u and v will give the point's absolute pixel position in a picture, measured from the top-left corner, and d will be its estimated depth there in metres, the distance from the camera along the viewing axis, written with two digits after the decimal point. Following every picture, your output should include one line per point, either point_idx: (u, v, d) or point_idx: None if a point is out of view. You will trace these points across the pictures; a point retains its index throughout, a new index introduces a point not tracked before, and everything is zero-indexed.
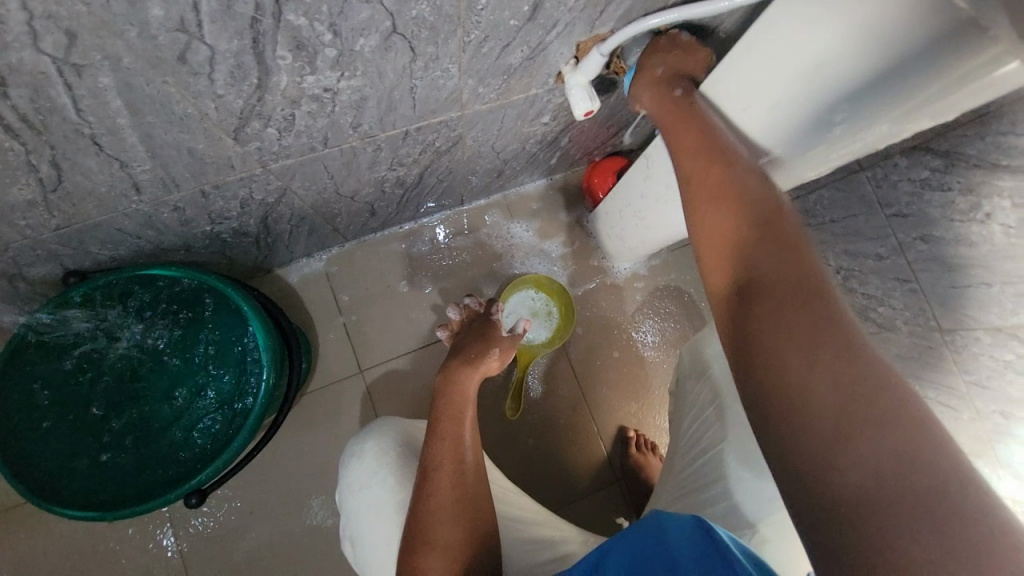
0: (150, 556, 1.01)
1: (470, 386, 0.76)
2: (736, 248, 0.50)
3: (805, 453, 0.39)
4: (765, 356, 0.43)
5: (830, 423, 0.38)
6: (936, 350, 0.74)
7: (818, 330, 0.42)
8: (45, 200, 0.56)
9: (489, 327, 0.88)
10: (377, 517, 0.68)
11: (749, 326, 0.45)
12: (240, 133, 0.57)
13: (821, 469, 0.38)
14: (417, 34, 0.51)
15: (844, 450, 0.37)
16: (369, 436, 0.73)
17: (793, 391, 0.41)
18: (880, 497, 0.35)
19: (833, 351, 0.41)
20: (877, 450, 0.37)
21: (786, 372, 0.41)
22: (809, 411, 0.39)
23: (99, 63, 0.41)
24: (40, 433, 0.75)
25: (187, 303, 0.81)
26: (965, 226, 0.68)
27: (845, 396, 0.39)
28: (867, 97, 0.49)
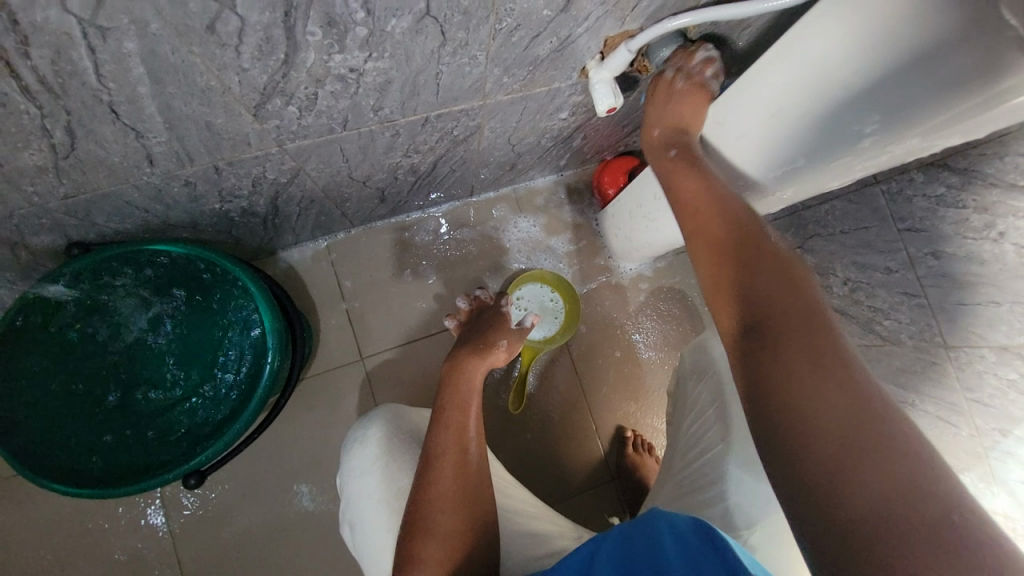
0: (140, 535, 1.00)
1: (477, 375, 0.75)
2: (740, 285, 0.51)
3: (814, 478, 0.39)
4: (772, 399, 0.43)
5: (835, 454, 0.39)
6: (941, 365, 0.75)
7: (821, 362, 0.43)
8: (55, 167, 0.54)
9: (498, 319, 0.88)
10: (375, 503, 0.67)
11: (753, 368, 0.46)
12: (261, 110, 0.55)
13: (834, 497, 0.38)
14: (450, 18, 0.50)
15: (856, 472, 0.37)
16: (371, 421, 0.71)
17: (798, 422, 0.41)
18: (892, 523, 0.35)
19: (834, 379, 0.42)
20: (883, 477, 0.37)
21: (789, 407, 0.42)
22: (812, 440, 0.40)
23: (124, 28, 0.39)
24: (37, 406, 0.73)
25: (193, 282, 0.79)
26: (977, 244, 0.68)
27: (853, 416, 0.40)
28: (901, 111, 0.49)
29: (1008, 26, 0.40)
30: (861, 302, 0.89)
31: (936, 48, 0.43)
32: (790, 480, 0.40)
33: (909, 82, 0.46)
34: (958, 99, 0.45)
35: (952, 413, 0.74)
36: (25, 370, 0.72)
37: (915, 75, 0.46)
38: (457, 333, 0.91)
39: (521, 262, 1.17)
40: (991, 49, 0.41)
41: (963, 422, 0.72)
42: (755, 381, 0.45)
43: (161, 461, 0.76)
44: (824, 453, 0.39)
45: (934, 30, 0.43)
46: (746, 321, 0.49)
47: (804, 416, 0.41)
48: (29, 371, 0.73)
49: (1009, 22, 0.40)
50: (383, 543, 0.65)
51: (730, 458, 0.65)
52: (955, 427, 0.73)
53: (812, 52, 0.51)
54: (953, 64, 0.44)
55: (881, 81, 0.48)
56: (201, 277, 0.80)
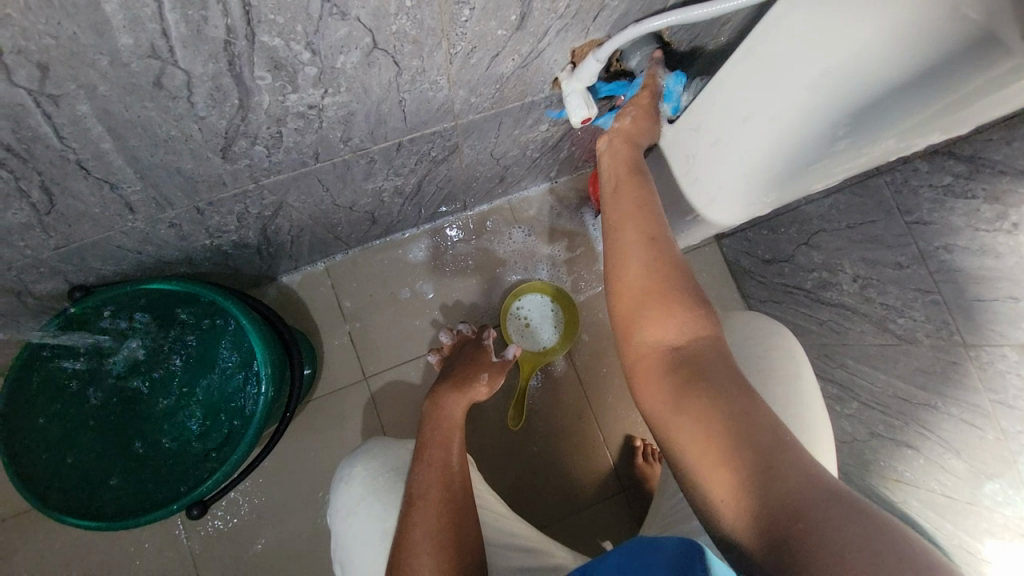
0: (162, 559, 1.04)
1: (458, 412, 0.74)
2: (667, 305, 0.56)
3: (744, 469, 0.45)
4: (697, 414, 0.49)
5: (757, 451, 0.45)
6: (960, 365, 0.69)
7: (728, 376, 0.51)
8: (40, 222, 0.57)
9: (480, 352, 0.87)
10: (363, 543, 0.68)
11: (678, 388, 0.52)
12: (228, 152, 0.56)
13: (764, 488, 0.43)
14: (400, 48, 0.50)
15: (772, 466, 0.44)
16: (358, 460, 0.74)
17: (722, 427, 0.47)
18: (811, 499, 0.41)
19: (739, 389, 0.50)
20: (797, 465, 0.44)
21: (715, 414, 0.48)
22: (739, 437, 0.46)
23: (74, 93, 0.41)
24: (49, 445, 0.77)
25: (191, 317, 0.82)
26: (990, 236, 0.63)
27: (752, 418, 0.47)
28: (872, 112, 0.47)
29: (970, 22, 0.38)
30: (873, 300, 0.83)
31: (895, 43, 0.42)
32: (726, 482, 0.45)
33: (874, 79, 0.45)
34: (928, 96, 0.44)
35: (976, 416, 0.68)
36: (38, 410, 0.76)
37: (878, 73, 0.44)
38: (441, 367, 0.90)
39: (519, 273, 1.16)
40: (956, 44, 0.39)
41: (988, 425, 0.66)
42: (679, 407, 0.51)
43: (169, 493, 0.79)
44: (746, 452, 0.45)
45: (889, 26, 0.42)
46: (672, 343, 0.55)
47: (726, 424, 0.47)
48: (42, 412, 0.77)
49: (968, 16, 0.38)
50: None
51: None
52: (979, 431, 0.68)
53: (787, 44, 0.49)
54: (916, 61, 0.42)
55: (845, 79, 0.46)
56: (197, 312, 0.82)
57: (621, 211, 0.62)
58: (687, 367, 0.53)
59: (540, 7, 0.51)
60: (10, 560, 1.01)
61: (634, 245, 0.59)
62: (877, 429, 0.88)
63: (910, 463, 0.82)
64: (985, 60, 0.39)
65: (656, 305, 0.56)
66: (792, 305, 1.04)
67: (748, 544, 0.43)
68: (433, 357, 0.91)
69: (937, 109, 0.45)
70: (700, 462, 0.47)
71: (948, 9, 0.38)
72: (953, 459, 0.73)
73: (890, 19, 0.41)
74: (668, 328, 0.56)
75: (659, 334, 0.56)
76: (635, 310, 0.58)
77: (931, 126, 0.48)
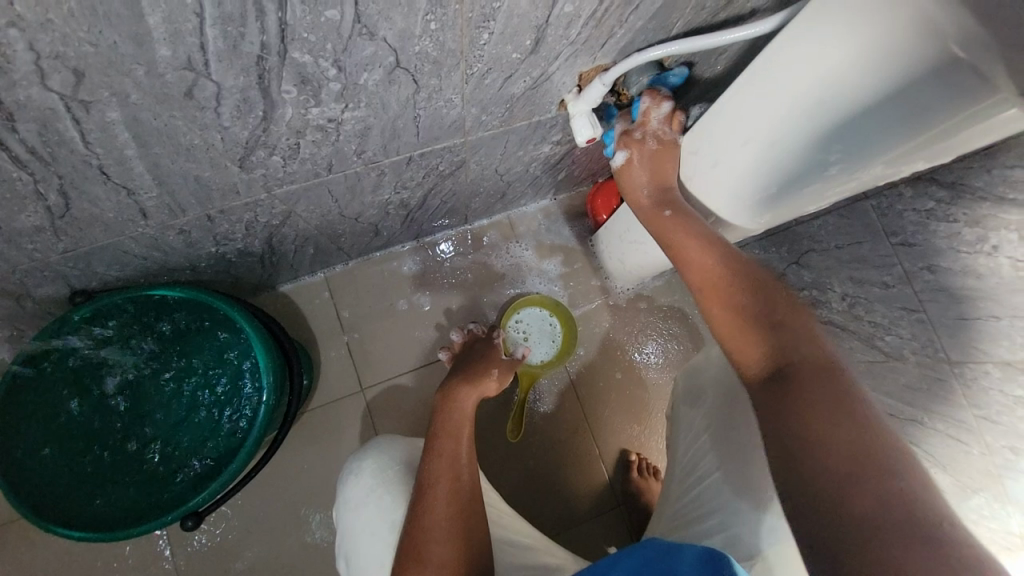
0: (146, 574, 1.00)
1: (469, 403, 0.78)
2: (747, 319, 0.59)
3: (824, 483, 0.44)
4: (775, 426, 0.50)
5: (842, 469, 0.44)
6: (946, 382, 0.71)
7: (820, 392, 0.50)
8: (52, 225, 0.57)
9: (491, 350, 0.93)
10: (370, 536, 0.68)
11: (763, 398, 0.53)
12: (245, 161, 0.57)
13: (841, 509, 0.42)
14: (421, 68, 0.52)
15: (866, 489, 0.42)
16: (369, 452, 0.74)
17: (810, 440, 0.47)
18: (892, 517, 0.40)
19: (843, 405, 0.48)
20: (896, 484, 0.42)
21: (797, 430, 0.48)
22: (822, 454, 0.46)
23: (106, 100, 0.42)
24: (45, 459, 0.75)
25: (193, 324, 0.82)
26: (971, 258, 0.67)
27: (857, 444, 0.45)
28: (863, 139, 0.51)
29: (957, 58, 0.41)
30: (861, 318, 0.86)
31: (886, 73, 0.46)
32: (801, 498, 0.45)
33: (870, 105, 0.48)
34: (915, 128, 0.48)
35: (961, 431, 0.70)
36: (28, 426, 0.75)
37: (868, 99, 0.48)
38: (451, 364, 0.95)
39: (517, 287, 1.17)
40: (945, 76, 0.43)
41: (974, 440, 0.69)
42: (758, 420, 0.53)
43: (163, 502, 0.77)
44: (826, 471, 0.45)
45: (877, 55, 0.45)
46: (761, 364, 0.56)
47: (825, 447, 0.46)
48: (33, 427, 0.75)
49: (956, 53, 0.41)
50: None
51: (726, 486, 0.65)
52: (965, 446, 0.70)
53: (779, 78, 0.52)
54: (908, 89, 0.45)
55: (835, 107, 0.50)
56: (198, 319, 0.82)
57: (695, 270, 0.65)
58: (772, 383, 0.53)
59: (554, 33, 0.54)
60: None
61: (715, 297, 0.63)
62: None
63: None
64: (970, 94, 0.43)
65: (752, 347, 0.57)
66: None
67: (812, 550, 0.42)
68: (446, 354, 0.97)
69: (923, 141, 0.49)
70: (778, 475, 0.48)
71: (939, 46, 0.42)
72: (940, 472, 0.75)
73: (885, 50, 0.45)
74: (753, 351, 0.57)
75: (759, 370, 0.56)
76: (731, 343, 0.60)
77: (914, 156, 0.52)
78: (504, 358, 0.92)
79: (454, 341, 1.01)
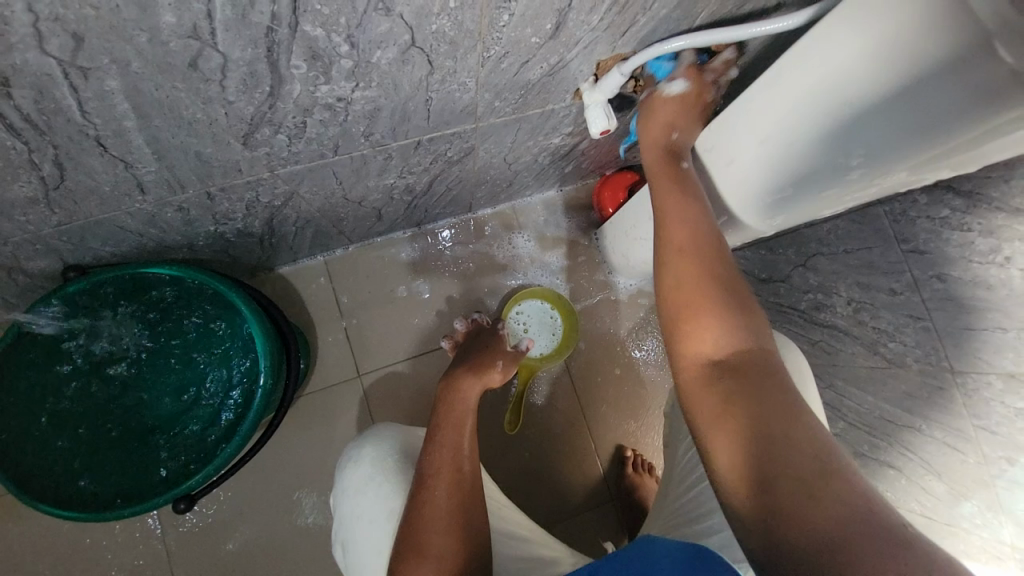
0: (136, 552, 1.00)
1: (473, 394, 0.77)
2: (706, 295, 0.58)
3: (779, 488, 0.44)
4: (732, 429, 0.49)
5: (799, 483, 0.43)
6: (947, 391, 0.71)
7: (777, 398, 0.50)
8: (46, 197, 0.55)
9: (496, 341, 0.92)
10: (368, 523, 0.67)
11: (715, 387, 0.53)
12: (249, 139, 0.55)
13: (795, 518, 0.42)
14: (436, 48, 0.50)
15: (814, 496, 0.42)
16: (369, 440, 0.73)
17: (762, 439, 0.47)
18: (848, 531, 0.40)
19: (792, 407, 0.49)
20: (844, 495, 0.42)
21: (757, 436, 0.47)
22: (779, 464, 0.45)
23: (106, 67, 0.39)
24: (45, 439, 0.74)
25: (190, 305, 0.80)
26: (983, 269, 0.66)
27: (814, 453, 0.45)
28: (890, 143, 0.49)
29: (1004, 64, 0.38)
30: (865, 323, 0.86)
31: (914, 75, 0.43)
32: (756, 502, 0.45)
33: (900, 108, 0.46)
34: (946, 134, 0.45)
35: (959, 440, 0.70)
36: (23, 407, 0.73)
37: (897, 103, 0.46)
38: (454, 354, 0.93)
39: (519, 278, 1.16)
40: (984, 83, 0.40)
41: (970, 449, 0.69)
42: (711, 418, 0.52)
43: (157, 483, 0.76)
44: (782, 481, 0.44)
45: (908, 57, 0.43)
46: (719, 357, 0.55)
47: (776, 450, 0.46)
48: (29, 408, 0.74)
49: (1003, 59, 0.38)
50: (375, 564, 0.65)
51: None
52: (962, 455, 0.70)
53: (805, 79, 0.51)
54: (941, 94, 0.43)
55: (862, 110, 0.48)
56: (195, 300, 0.80)
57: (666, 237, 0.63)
58: (726, 372, 0.53)
59: (576, 18, 0.52)
60: None
61: (677, 266, 0.61)
62: (861, 449, 0.88)
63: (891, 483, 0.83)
64: (1004, 100, 0.40)
65: (709, 328, 0.56)
66: (785, 324, 1.07)
67: (767, 554, 0.43)
68: (449, 342, 0.96)
69: (953, 144, 0.47)
70: (731, 475, 0.48)
71: (981, 51, 0.39)
72: (934, 479, 0.75)
73: (919, 50, 0.42)
74: (714, 338, 0.56)
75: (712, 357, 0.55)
76: (685, 320, 0.58)
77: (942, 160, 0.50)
78: (508, 349, 0.91)
79: (456, 330, 0.99)
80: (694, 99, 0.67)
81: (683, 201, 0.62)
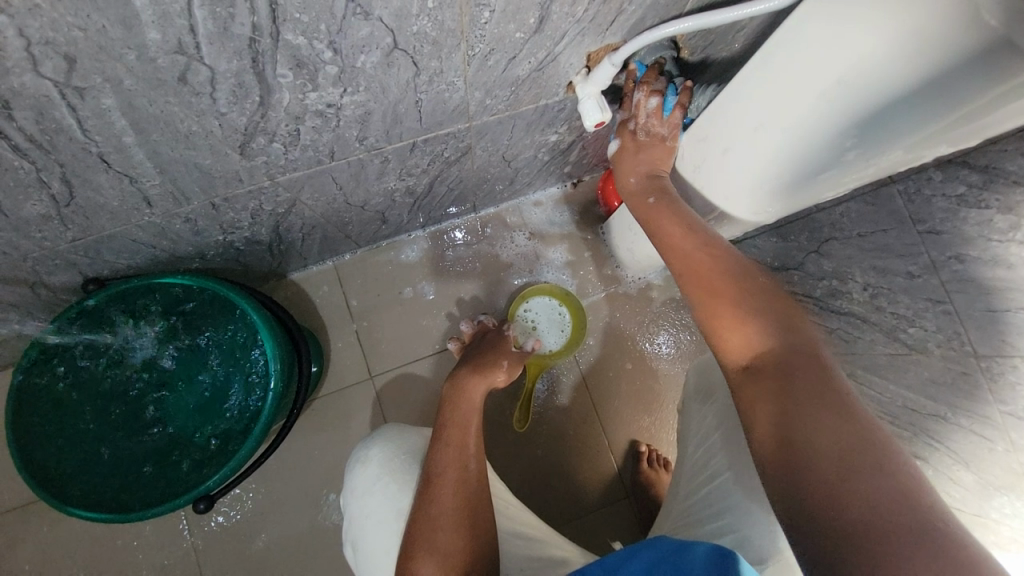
0: (165, 554, 1.04)
1: (477, 392, 0.77)
2: (725, 302, 0.58)
3: (819, 483, 0.43)
4: (767, 416, 0.49)
5: (834, 466, 0.43)
6: (971, 376, 0.66)
7: (805, 382, 0.50)
8: (59, 213, 0.57)
9: (501, 341, 0.92)
10: (376, 523, 0.68)
11: (748, 391, 0.53)
12: (246, 148, 0.57)
13: (831, 504, 0.41)
14: (420, 49, 0.50)
15: (846, 488, 0.42)
16: (375, 442, 0.74)
17: (789, 435, 0.47)
18: (880, 525, 0.39)
19: (829, 404, 0.47)
20: (881, 481, 0.41)
21: (785, 429, 0.47)
22: (810, 457, 0.44)
23: (100, 86, 0.41)
24: (72, 443, 0.78)
25: (202, 314, 0.83)
26: (1003, 247, 0.62)
27: (849, 444, 0.44)
28: (883, 125, 0.47)
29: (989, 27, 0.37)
30: (883, 309, 0.81)
31: (904, 51, 0.42)
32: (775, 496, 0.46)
33: (895, 88, 0.44)
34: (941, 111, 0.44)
35: (986, 427, 0.65)
36: (50, 416, 0.77)
37: (889, 81, 0.44)
38: (459, 354, 0.94)
39: (526, 276, 1.16)
40: (974, 54, 0.39)
41: (999, 436, 0.63)
42: (746, 412, 0.52)
43: (177, 486, 0.79)
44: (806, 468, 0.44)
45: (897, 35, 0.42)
46: (743, 355, 0.56)
47: (801, 446, 0.45)
48: (59, 416, 0.78)
49: (989, 24, 0.37)
50: (386, 563, 0.66)
51: (737, 485, 0.64)
52: (990, 443, 0.64)
53: (793, 62, 0.49)
54: (937, 68, 0.41)
55: (858, 90, 0.46)
56: (207, 307, 0.83)
57: (677, 257, 0.63)
58: (757, 372, 0.53)
59: (559, 10, 0.52)
60: (10, 552, 1.01)
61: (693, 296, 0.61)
62: None
63: None
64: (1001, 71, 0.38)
65: (733, 335, 0.57)
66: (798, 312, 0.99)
67: (799, 542, 0.42)
68: (455, 344, 0.97)
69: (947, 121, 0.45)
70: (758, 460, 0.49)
71: (976, 26, 0.38)
72: (961, 470, 0.68)
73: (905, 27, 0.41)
74: (742, 343, 0.56)
75: (744, 361, 0.55)
76: (713, 324, 0.59)
77: (939, 141, 0.49)
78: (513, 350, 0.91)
79: (462, 332, 1.00)
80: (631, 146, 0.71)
81: (677, 220, 0.64)
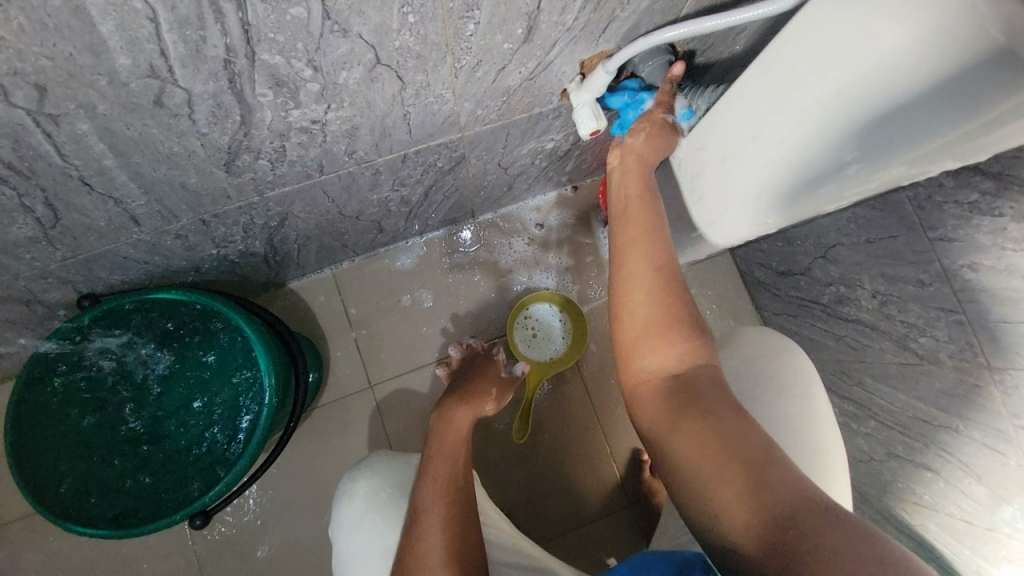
0: (169, 563, 1.04)
1: (464, 424, 0.74)
2: (652, 314, 0.55)
3: (736, 481, 0.44)
4: (689, 429, 0.48)
5: (746, 464, 0.44)
6: (985, 389, 0.64)
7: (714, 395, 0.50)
8: (46, 235, 0.57)
9: (489, 366, 0.88)
10: (364, 560, 0.68)
11: (671, 412, 0.51)
12: (231, 166, 0.56)
13: (758, 498, 0.42)
14: (404, 63, 0.49)
15: (762, 484, 0.43)
16: (361, 474, 0.73)
17: (712, 442, 0.46)
18: (797, 507, 0.41)
19: (731, 407, 0.49)
20: (785, 472, 0.43)
21: (703, 439, 0.47)
22: (725, 462, 0.45)
23: (74, 112, 0.40)
24: (73, 457, 0.79)
25: (198, 326, 0.82)
26: (1018, 257, 0.58)
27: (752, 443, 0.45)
28: (885, 138, 0.45)
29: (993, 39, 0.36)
30: (893, 317, 0.77)
31: (903, 61, 0.40)
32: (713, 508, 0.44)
33: (894, 99, 0.42)
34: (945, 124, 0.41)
35: (999, 441, 0.63)
36: (52, 430, 0.78)
37: (889, 91, 0.42)
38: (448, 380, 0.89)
39: (525, 282, 1.14)
40: (978, 65, 0.37)
41: (1013, 451, 0.62)
42: (670, 430, 0.50)
43: (175, 502, 0.79)
44: (738, 468, 0.44)
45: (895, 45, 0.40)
46: (665, 370, 0.54)
47: (719, 450, 0.46)
48: (60, 431, 0.78)
49: (992, 34, 0.35)
50: None
51: None
52: (1003, 456, 0.63)
53: (790, 71, 0.48)
54: (939, 78, 0.39)
55: (856, 100, 0.44)
56: (203, 320, 0.82)
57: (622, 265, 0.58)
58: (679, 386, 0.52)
59: (547, 19, 0.50)
60: (17, 562, 1.02)
61: (629, 317, 0.56)
62: (896, 450, 0.81)
63: (930, 486, 0.75)
64: (1005, 83, 0.36)
65: (659, 351, 0.54)
66: (808, 319, 0.97)
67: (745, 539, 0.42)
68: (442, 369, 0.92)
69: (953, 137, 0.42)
70: (687, 475, 0.47)
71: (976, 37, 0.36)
72: (975, 483, 0.67)
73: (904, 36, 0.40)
74: (666, 359, 0.54)
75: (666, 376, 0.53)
76: (637, 338, 0.56)
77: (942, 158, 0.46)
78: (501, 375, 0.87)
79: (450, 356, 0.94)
80: (658, 124, 0.63)
81: (630, 229, 0.60)
